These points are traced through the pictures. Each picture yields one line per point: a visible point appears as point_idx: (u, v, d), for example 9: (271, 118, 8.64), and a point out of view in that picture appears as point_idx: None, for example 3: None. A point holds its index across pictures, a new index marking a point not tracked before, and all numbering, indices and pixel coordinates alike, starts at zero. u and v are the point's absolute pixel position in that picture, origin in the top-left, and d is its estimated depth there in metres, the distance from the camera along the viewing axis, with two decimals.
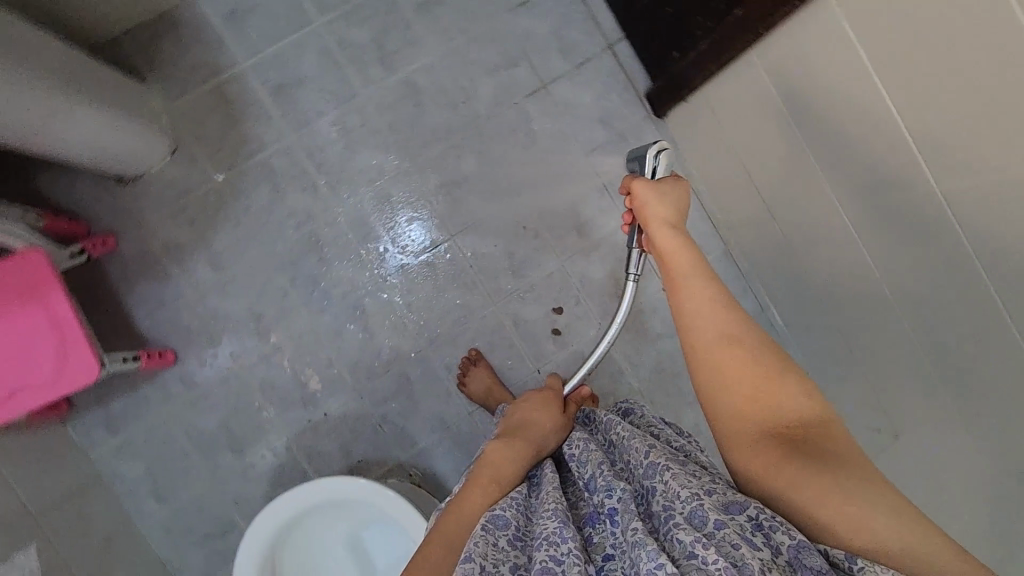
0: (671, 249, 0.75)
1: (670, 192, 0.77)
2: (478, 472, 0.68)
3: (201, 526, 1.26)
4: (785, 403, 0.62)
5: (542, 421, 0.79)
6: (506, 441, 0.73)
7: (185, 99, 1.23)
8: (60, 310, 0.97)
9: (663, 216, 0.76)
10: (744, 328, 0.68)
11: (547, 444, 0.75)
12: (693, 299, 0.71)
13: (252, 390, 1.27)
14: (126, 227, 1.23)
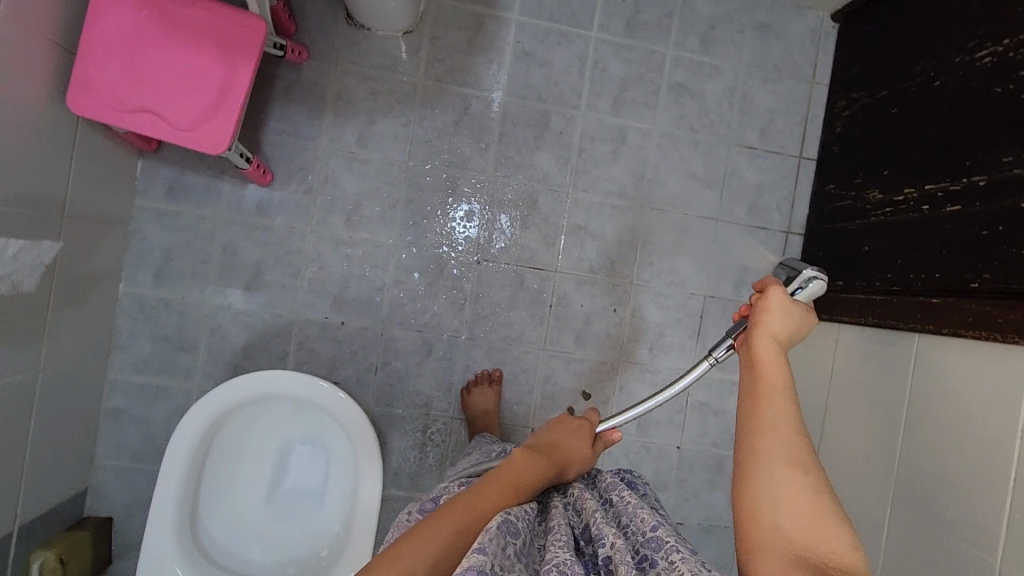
0: (766, 362, 0.69)
1: (799, 315, 0.72)
2: (503, 472, 0.72)
3: (171, 329, 1.23)
4: (821, 531, 0.58)
5: (574, 450, 0.82)
6: (535, 453, 0.77)
7: (445, 7, 1.26)
8: (235, 79, 0.95)
9: (773, 332, 0.71)
10: (804, 451, 0.63)
11: (566, 473, 0.80)
12: (766, 409, 0.66)
13: (300, 263, 1.25)
14: (320, 67, 1.24)
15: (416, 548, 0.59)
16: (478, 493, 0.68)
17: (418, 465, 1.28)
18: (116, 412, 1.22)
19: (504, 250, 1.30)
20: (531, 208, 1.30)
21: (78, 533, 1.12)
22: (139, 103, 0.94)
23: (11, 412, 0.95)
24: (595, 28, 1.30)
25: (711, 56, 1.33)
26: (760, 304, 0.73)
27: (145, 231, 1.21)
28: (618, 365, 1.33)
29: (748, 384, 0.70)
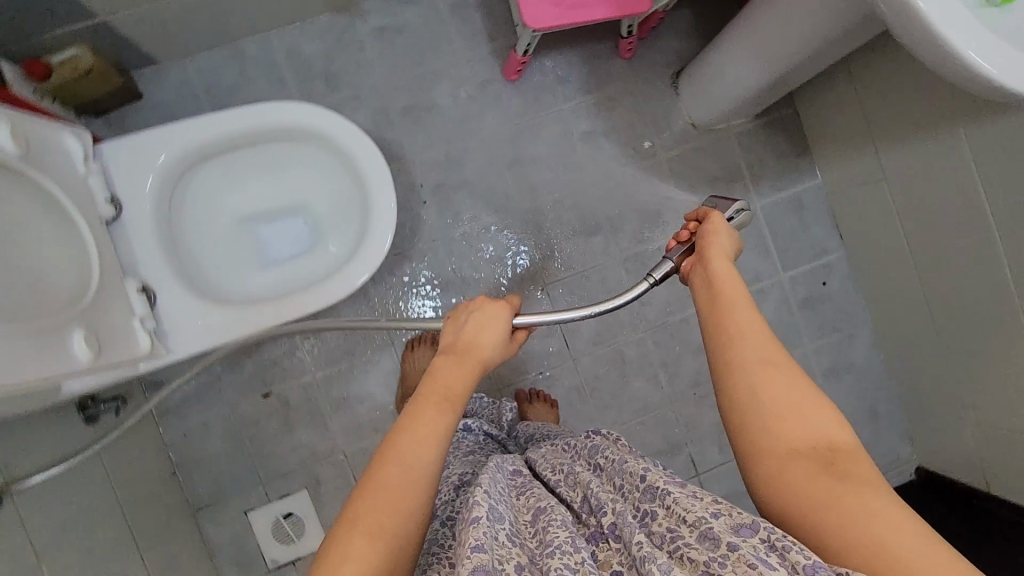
0: (720, 278, 0.68)
1: (726, 231, 0.73)
2: (427, 390, 0.64)
3: (337, 58, 1.24)
4: (806, 413, 0.58)
5: (485, 335, 0.72)
6: (457, 355, 0.70)
7: (730, 143, 1.35)
8: (592, 6, 1.05)
9: (722, 252, 0.71)
10: (769, 346, 0.62)
11: (487, 359, 0.71)
12: (733, 321, 0.64)
13: (455, 136, 1.27)
14: (628, 67, 1.31)
15: (372, 508, 0.55)
16: (410, 420, 0.61)
17: (329, 339, 1.24)
18: (234, 52, 1.23)
19: (563, 305, 1.29)
20: (612, 309, 1.31)
21: (116, 77, 1.11)
22: None
23: None
24: (785, 275, 1.37)
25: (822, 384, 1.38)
26: (706, 228, 0.74)
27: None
28: None
29: (704, 301, 0.68)
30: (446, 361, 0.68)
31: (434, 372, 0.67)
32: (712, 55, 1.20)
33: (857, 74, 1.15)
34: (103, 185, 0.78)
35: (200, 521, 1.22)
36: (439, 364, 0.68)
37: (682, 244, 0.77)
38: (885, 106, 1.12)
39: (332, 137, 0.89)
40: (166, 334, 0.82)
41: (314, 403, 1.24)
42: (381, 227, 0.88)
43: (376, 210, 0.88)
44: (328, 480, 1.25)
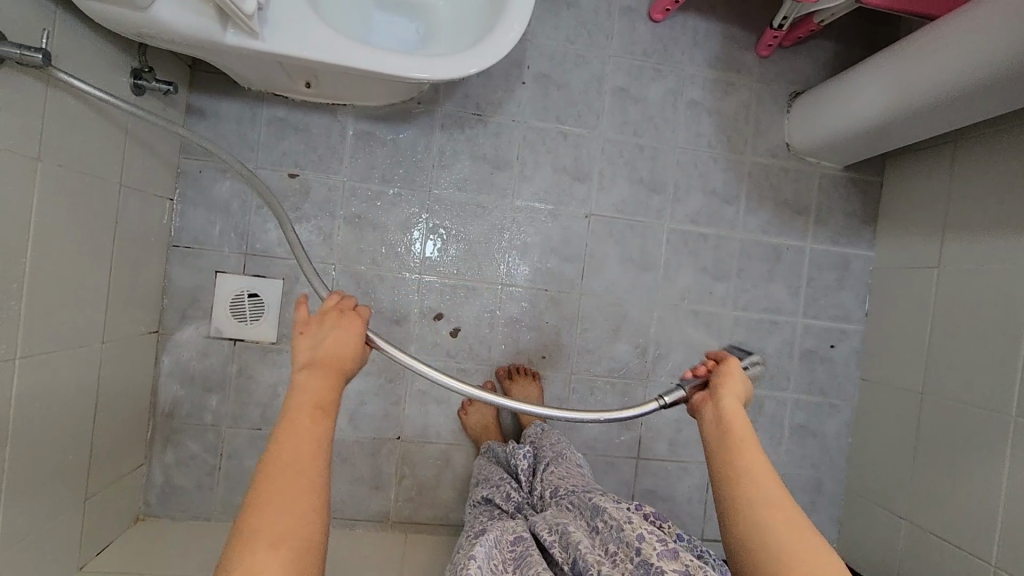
0: (731, 420, 0.79)
1: (739, 376, 0.85)
2: (300, 406, 0.70)
3: None
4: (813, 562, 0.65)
5: (346, 344, 0.76)
6: (315, 373, 0.73)
7: (812, 180, 1.37)
8: None
9: (735, 394, 0.83)
10: (780, 497, 0.71)
11: (349, 368, 0.76)
12: (746, 469, 0.74)
13: (581, 41, 1.28)
14: (758, 66, 1.34)
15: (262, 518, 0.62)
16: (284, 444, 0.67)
17: (374, 157, 1.23)
18: None
19: (597, 241, 1.30)
20: (637, 266, 1.31)
21: None
22: None
23: None
24: (803, 321, 1.38)
25: (786, 437, 1.38)
26: (722, 371, 0.85)
27: None
28: (483, 362, 1.27)
29: (716, 443, 0.79)
30: (310, 373, 0.73)
31: (299, 387, 0.72)
32: (836, 82, 1.23)
33: (965, 163, 1.18)
34: None
35: (170, 256, 1.18)
36: (304, 380, 0.72)
37: (696, 379, 0.88)
38: (975, 198, 1.15)
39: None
40: (266, 21, 0.81)
41: (330, 207, 1.22)
42: (503, 39, 0.89)
43: (510, 15, 0.90)
44: (305, 283, 1.22)
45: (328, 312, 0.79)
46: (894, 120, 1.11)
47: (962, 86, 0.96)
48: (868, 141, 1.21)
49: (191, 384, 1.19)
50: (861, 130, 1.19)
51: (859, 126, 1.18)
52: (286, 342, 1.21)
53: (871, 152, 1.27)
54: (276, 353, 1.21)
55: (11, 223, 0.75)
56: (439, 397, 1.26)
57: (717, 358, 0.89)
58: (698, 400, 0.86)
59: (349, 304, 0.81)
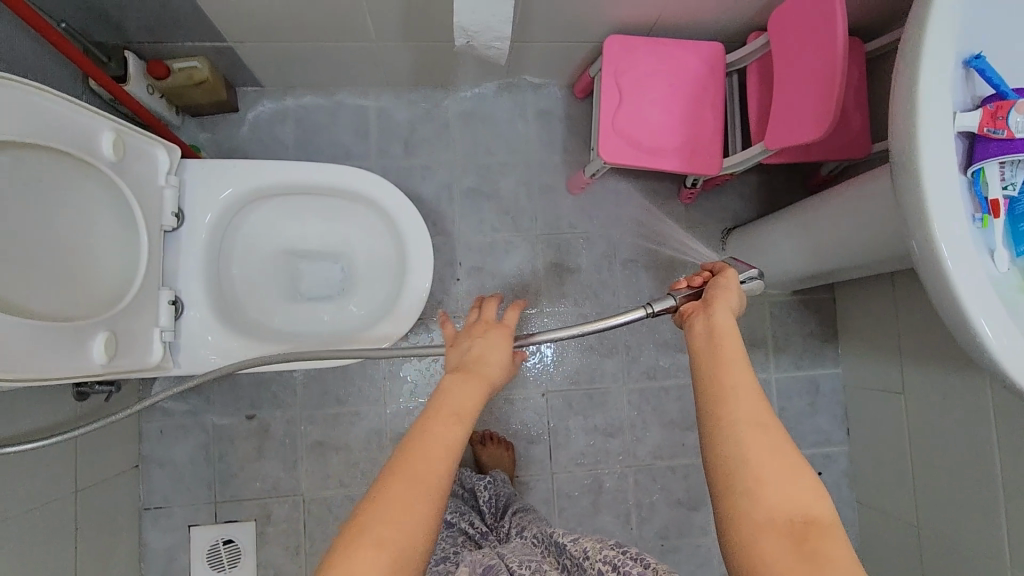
0: (721, 329, 0.66)
1: (732, 283, 0.72)
2: (437, 404, 0.60)
3: (425, 129, 1.32)
4: (791, 482, 0.54)
5: (495, 354, 0.69)
6: (466, 374, 0.64)
7: (762, 310, 1.37)
8: (667, 158, 1.09)
9: (727, 305, 0.69)
10: (763, 412, 0.58)
11: (497, 381, 0.67)
12: (734, 371, 0.61)
13: (507, 229, 1.32)
14: (686, 213, 1.36)
15: (382, 519, 0.51)
16: (422, 440, 0.56)
17: (325, 380, 1.25)
18: (332, 96, 1.30)
19: (557, 418, 1.30)
20: (603, 433, 1.30)
21: (223, 90, 1.20)
22: (624, 83, 1.10)
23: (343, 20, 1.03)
24: None
25: None
26: (717, 283, 0.72)
27: (504, 93, 1.34)
28: None
29: (701, 346, 0.65)
30: (457, 377, 0.64)
31: (442, 389, 0.62)
32: (754, 233, 1.26)
33: (904, 295, 1.16)
34: (175, 201, 0.83)
35: (143, 520, 1.20)
36: (449, 382, 0.63)
37: (689, 289, 0.75)
38: (919, 324, 1.13)
39: (389, 209, 0.96)
40: (178, 349, 0.85)
41: (291, 439, 1.24)
42: (407, 313, 0.95)
43: (413, 287, 0.96)
44: (277, 519, 1.22)
45: (475, 325, 0.73)
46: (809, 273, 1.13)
47: (860, 256, 0.98)
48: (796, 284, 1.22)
49: None
50: (786, 278, 1.20)
51: (781, 275, 1.20)
52: None
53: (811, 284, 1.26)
54: None
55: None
56: None
57: (711, 267, 0.77)
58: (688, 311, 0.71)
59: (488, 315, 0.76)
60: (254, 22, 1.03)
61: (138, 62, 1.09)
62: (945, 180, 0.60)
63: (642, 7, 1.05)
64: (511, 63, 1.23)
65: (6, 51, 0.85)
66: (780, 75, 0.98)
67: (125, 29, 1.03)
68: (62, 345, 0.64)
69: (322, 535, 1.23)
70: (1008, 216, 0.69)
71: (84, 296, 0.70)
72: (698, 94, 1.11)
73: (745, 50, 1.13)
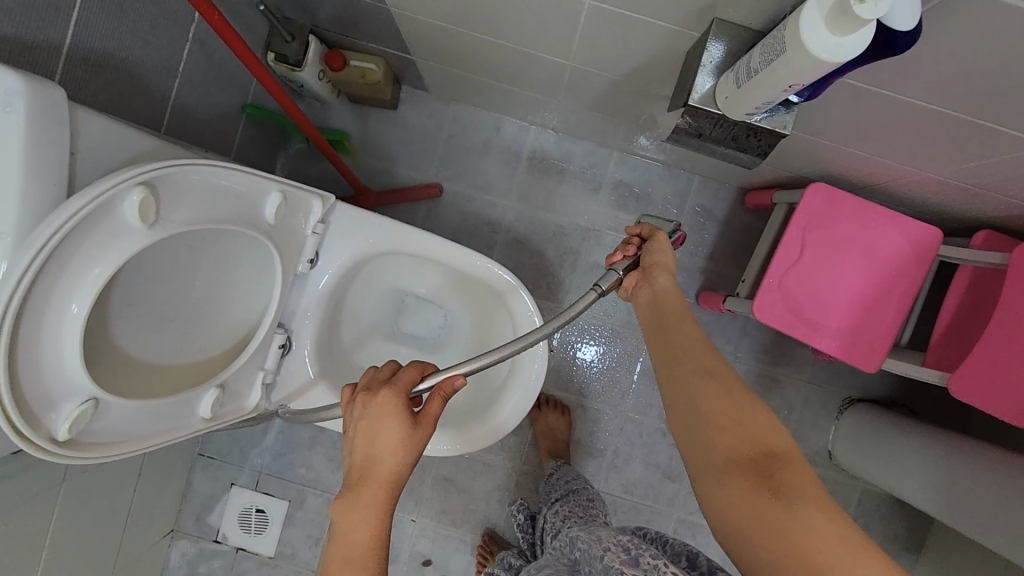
0: (668, 297, 0.59)
1: (650, 250, 0.64)
2: (337, 542, 0.55)
3: (573, 187, 1.22)
4: (740, 414, 0.49)
5: (383, 441, 0.59)
6: (352, 491, 0.57)
7: (850, 493, 1.25)
8: (822, 334, 0.97)
9: (665, 268, 0.62)
10: (711, 360, 0.53)
11: (407, 473, 0.59)
12: (676, 367, 0.54)
13: (618, 317, 1.23)
14: (808, 366, 1.24)
15: None
16: None
17: None
18: (492, 122, 1.21)
19: None
20: None
21: (388, 90, 1.13)
22: (811, 240, 0.97)
23: (536, 80, 0.93)
24: None
25: None
26: (650, 250, 0.64)
27: (670, 174, 1.21)
28: None
29: (648, 326, 0.59)
30: (345, 497, 0.57)
31: (338, 523, 0.56)
32: (868, 429, 1.13)
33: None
34: (313, 248, 0.80)
35: (195, 464, 1.27)
36: (343, 498, 0.57)
37: (626, 260, 0.66)
38: None
39: (510, 306, 0.89)
40: (275, 386, 0.85)
41: (344, 440, 1.26)
42: (491, 425, 0.89)
43: (509, 403, 0.89)
44: (308, 507, 1.27)
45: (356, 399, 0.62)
46: (914, 496, 1.00)
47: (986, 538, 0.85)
48: (875, 474, 1.09)
49: None
50: (881, 479, 1.07)
51: (881, 479, 1.07)
52: (281, 559, 1.28)
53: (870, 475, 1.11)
54: (272, 566, 1.28)
55: (24, 556, 0.84)
56: None
57: (636, 231, 0.68)
58: (629, 284, 0.64)
59: (385, 372, 0.65)
60: (443, 51, 0.94)
61: (318, 46, 1.02)
62: None
63: (871, 171, 0.90)
64: (691, 157, 1.10)
65: (200, 30, 0.83)
66: (998, 315, 0.83)
67: (317, 17, 0.96)
68: (172, 415, 0.63)
69: None
70: None
71: (211, 342, 0.70)
72: (888, 279, 0.96)
73: (965, 248, 0.96)
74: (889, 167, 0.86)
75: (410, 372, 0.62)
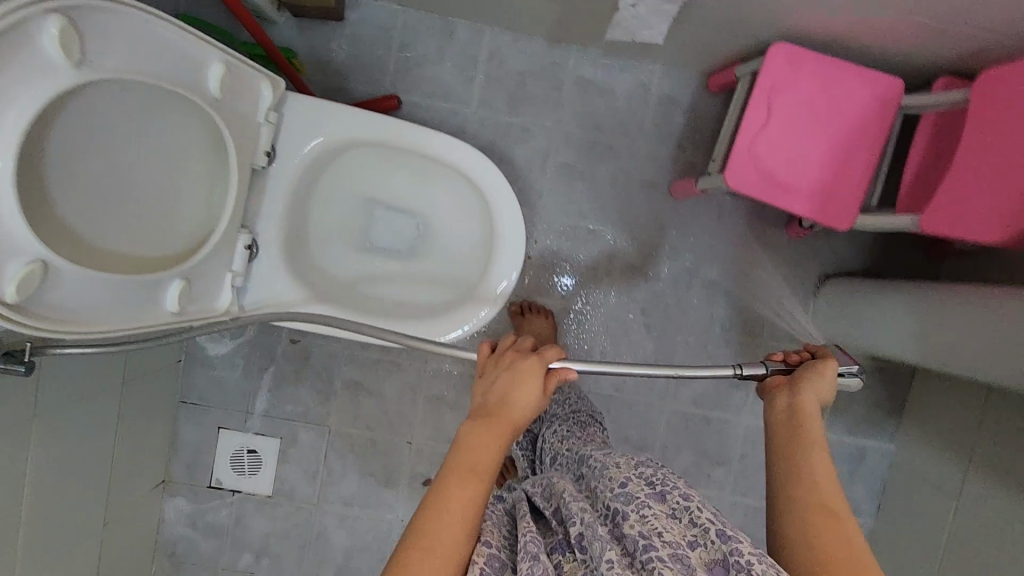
0: (807, 415, 0.65)
1: (818, 367, 0.68)
2: (458, 456, 0.60)
3: (535, 87, 1.19)
4: (837, 529, 0.56)
5: (523, 391, 0.66)
6: (482, 425, 0.62)
7: None
8: (799, 198, 0.97)
9: (818, 392, 0.66)
10: (824, 470, 0.61)
11: (524, 419, 0.65)
12: (796, 497, 0.59)
13: (593, 217, 1.22)
14: (784, 247, 1.25)
15: None
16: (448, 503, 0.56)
17: None
18: (444, 26, 1.17)
19: None
20: (632, 445, 1.28)
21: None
22: (777, 103, 0.96)
23: None
24: None
25: None
26: (814, 365, 0.68)
27: (632, 65, 1.19)
28: None
29: (779, 436, 0.65)
30: (474, 422, 0.62)
31: (461, 441, 0.61)
32: (850, 298, 1.14)
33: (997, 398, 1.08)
34: (270, 139, 0.76)
35: (177, 413, 1.24)
36: (472, 425, 0.62)
37: (783, 363, 0.72)
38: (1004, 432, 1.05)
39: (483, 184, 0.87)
40: (247, 292, 0.81)
41: (329, 371, 1.24)
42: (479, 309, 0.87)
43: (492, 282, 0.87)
44: (301, 443, 1.26)
45: (506, 354, 0.71)
46: (902, 348, 1.02)
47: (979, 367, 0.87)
48: (861, 342, 1.12)
49: (192, 530, 1.27)
50: (865, 343, 1.10)
51: (865, 342, 1.10)
52: (280, 497, 1.27)
53: (854, 341, 1.13)
54: (271, 505, 1.27)
55: (6, 499, 0.80)
56: None
57: (813, 351, 0.73)
58: (773, 383, 0.69)
59: (527, 346, 0.73)
60: None
61: None
62: None
63: (832, 21, 0.88)
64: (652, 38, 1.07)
65: None
66: (966, 143, 0.83)
67: None
68: (135, 300, 0.60)
69: (340, 468, 1.26)
70: None
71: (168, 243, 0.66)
72: (857, 134, 0.96)
73: (925, 96, 0.96)
74: (849, 11, 0.84)
75: (554, 349, 0.71)
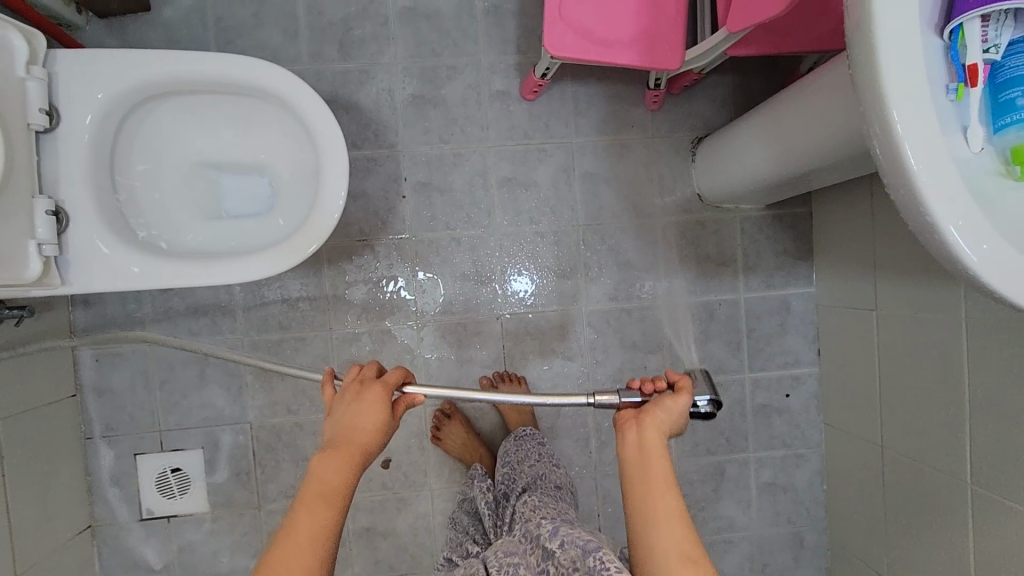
0: (651, 454, 0.68)
1: (668, 404, 0.72)
2: (307, 489, 0.66)
3: (362, 29, 1.18)
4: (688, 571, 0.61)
5: (366, 420, 0.71)
6: (331, 457, 0.68)
7: (734, 226, 1.28)
8: (617, 48, 0.97)
9: (661, 423, 0.70)
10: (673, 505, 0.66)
11: (371, 445, 0.71)
12: (661, 534, 0.64)
13: (455, 140, 1.21)
14: (650, 121, 1.25)
15: None
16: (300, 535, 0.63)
17: (268, 309, 1.20)
18: None
19: (514, 342, 1.24)
20: (561, 355, 1.25)
21: None
22: None
23: None
24: (750, 376, 1.29)
25: (755, 497, 1.30)
26: (663, 401, 0.72)
27: None
28: (422, 487, 1.24)
29: (631, 479, 0.68)
30: (323, 454, 0.68)
31: (312, 470, 0.67)
32: (720, 164, 1.14)
33: (880, 177, 1.06)
34: (43, 95, 0.75)
35: (87, 450, 1.18)
36: (321, 458, 0.68)
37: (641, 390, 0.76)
38: (898, 217, 1.03)
39: (277, 95, 0.83)
40: (69, 265, 0.79)
41: (235, 364, 1.19)
42: (323, 223, 0.83)
43: (328, 188, 0.83)
44: (224, 446, 1.20)
45: (350, 387, 0.75)
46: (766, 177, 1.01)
47: (827, 159, 0.85)
48: (740, 190, 1.12)
49: (135, 569, 1.20)
50: (743, 190, 1.11)
51: (743, 188, 1.10)
52: (218, 509, 1.20)
53: (735, 189, 1.13)
54: (211, 520, 1.20)
55: None
56: (377, 527, 1.23)
57: (672, 380, 0.76)
58: (624, 418, 0.73)
59: (371, 375, 0.77)
60: None
61: None
62: (906, 32, 0.48)
63: None
64: None
65: None
66: None
67: None
68: None
69: (272, 462, 1.20)
70: (990, 86, 0.56)
71: None
72: None
73: None
74: None
75: (395, 373, 0.76)
